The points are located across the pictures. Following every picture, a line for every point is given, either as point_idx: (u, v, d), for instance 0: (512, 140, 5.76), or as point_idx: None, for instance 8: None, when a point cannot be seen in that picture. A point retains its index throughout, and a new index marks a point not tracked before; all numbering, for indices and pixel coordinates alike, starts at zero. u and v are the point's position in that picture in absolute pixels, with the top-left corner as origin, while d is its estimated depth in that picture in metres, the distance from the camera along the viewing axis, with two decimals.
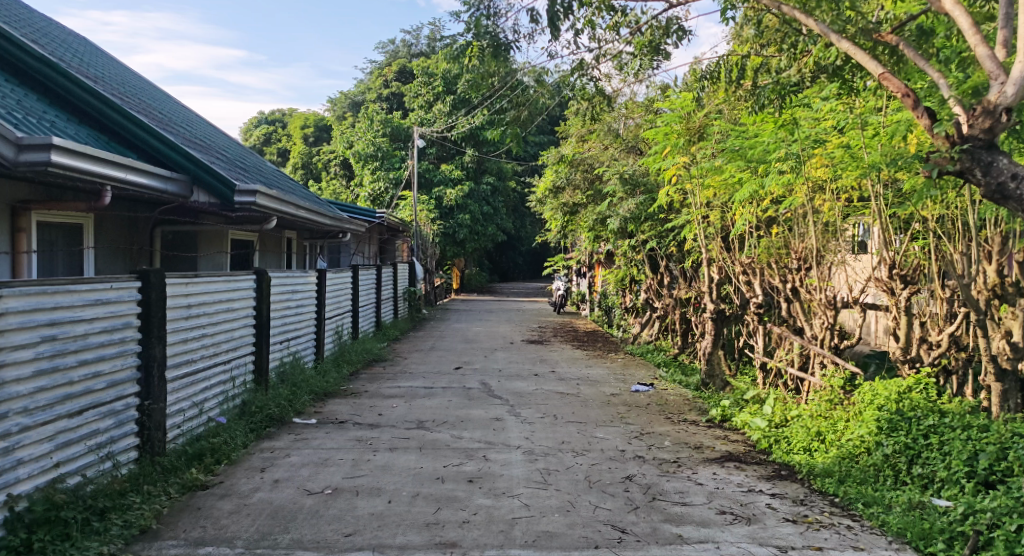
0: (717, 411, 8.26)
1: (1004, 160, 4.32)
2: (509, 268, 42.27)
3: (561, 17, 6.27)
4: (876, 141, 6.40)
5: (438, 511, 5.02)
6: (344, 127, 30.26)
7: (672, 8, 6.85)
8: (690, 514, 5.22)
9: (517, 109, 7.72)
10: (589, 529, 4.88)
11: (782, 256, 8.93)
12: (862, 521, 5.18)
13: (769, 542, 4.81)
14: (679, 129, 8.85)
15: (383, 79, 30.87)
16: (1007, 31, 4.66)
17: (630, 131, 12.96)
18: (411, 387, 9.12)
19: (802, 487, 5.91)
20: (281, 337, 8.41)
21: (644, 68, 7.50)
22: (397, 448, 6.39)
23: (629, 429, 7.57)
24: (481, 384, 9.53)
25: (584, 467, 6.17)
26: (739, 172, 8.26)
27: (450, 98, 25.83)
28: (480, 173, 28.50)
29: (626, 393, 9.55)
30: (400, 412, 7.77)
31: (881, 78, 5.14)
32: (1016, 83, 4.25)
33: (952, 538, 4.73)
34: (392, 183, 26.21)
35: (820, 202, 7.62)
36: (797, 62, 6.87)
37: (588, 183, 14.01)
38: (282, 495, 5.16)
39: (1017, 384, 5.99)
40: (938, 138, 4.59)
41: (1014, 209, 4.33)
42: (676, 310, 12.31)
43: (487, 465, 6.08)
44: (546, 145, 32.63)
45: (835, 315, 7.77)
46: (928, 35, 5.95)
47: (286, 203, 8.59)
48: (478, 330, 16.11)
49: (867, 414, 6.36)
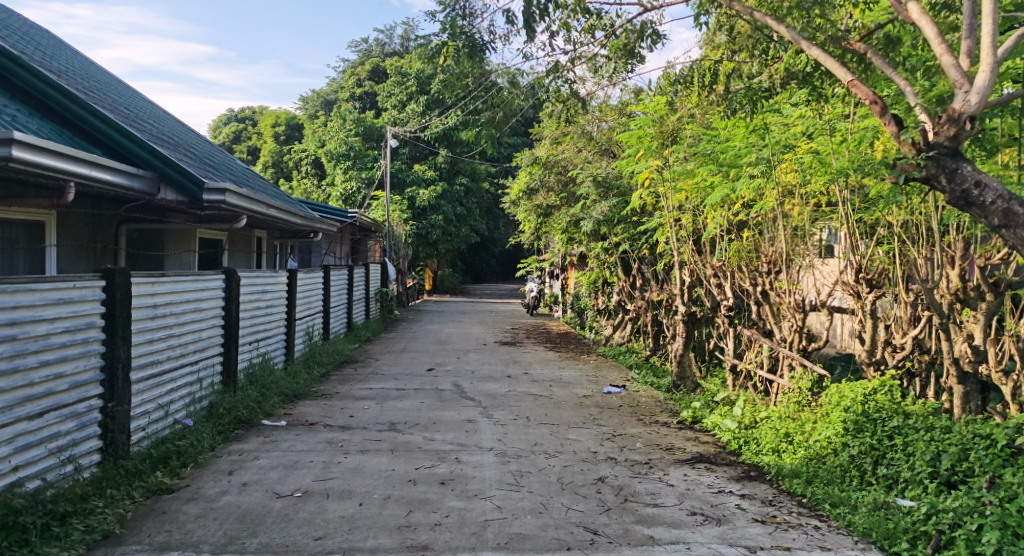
0: (688, 414, 8.34)
1: (968, 167, 4.42)
2: (482, 269, 42.29)
3: (538, 18, 6.29)
4: (844, 147, 6.48)
5: (410, 513, 5.00)
6: (315, 126, 30.01)
7: (646, 12, 6.88)
8: (662, 515, 5.26)
9: (492, 111, 7.60)
10: (562, 530, 4.89)
11: (752, 260, 9.06)
12: (829, 521, 5.26)
13: (738, 542, 4.86)
14: (652, 133, 8.93)
15: (356, 78, 30.71)
16: (971, 41, 4.75)
17: (603, 134, 13.04)
18: (383, 388, 9.07)
19: (770, 488, 5.97)
20: (251, 337, 8.33)
21: (618, 71, 7.54)
22: (368, 450, 6.35)
23: (601, 431, 7.61)
24: (454, 386, 9.52)
25: (557, 469, 6.19)
26: (711, 177, 8.27)
27: (423, 98, 25.79)
28: (453, 173, 28.43)
29: (599, 395, 9.62)
30: (372, 414, 7.73)
31: (850, 85, 5.25)
32: (979, 93, 4.34)
33: (916, 537, 4.82)
34: (365, 182, 26.06)
35: (789, 206, 7.73)
36: (769, 69, 7.01)
37: (563, 185, 14.08)
38: (250, 498, 5.11)
39: (977, 386, 6.11)
40: (904, 145, 4.64)
41: (976, 215, 4.43)
42: (648, 312, 12.43)
43: (460, 467, 6.07)
44: (520, 146, 32.66)
45: (804, 318, 7.94)
46: (895, 43, 6.03)
47: (256, 202, 8.50)
48: (452, 331, 16.06)
49: (834, 416, 6.49)
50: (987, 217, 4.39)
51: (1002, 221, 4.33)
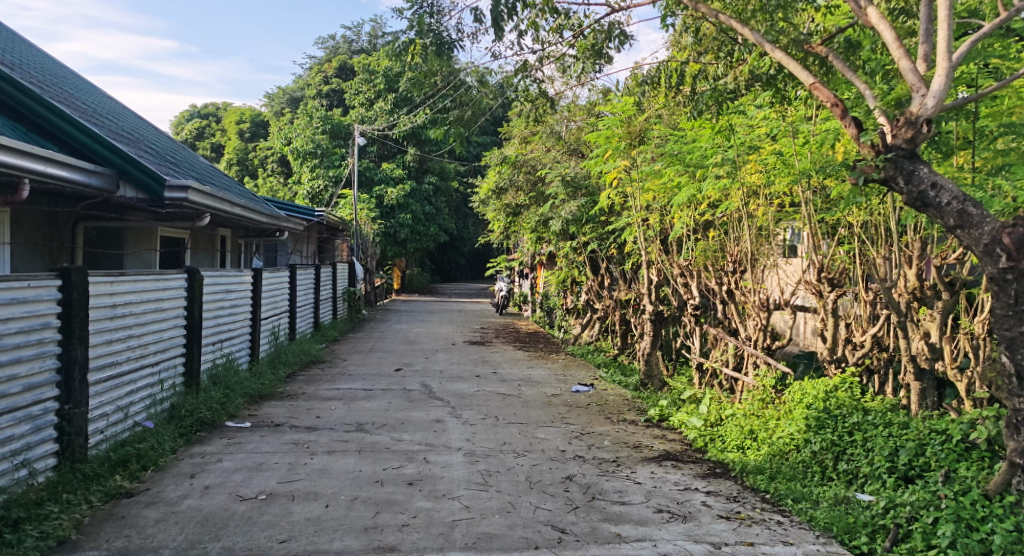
0: (655, 412, 8.41)
1: (925, 169, 4.51)
2: (451, 269, 42.21)
3: (506, 18, 6.29)
4: (806, 149, 6.60)
5: (377, 514, 4.99)
6: (281, 123, 29.67)
7: (614, 12, 6.93)
8: (628, 513, 5.30)
9: (460, 109, 7.64)
10: (530, 529, 4.91)
11: (717, 259, 9.19)
12: (792, 517, 5.35)
13: (704, 539, 4.92)
14: (620, 133, 9.00)
15: (324, 75, 30.44)
16: (927, 46, 4.85)
17: (572, 134, 13.09)
18: (350, 388, 9.02)
19: (735, 484, 6.06)
20: (215, 338, 8.23)
21: (586, 71, 7.58)
22: (335, 451, 6.32)
23: (569, 429, 7.64)
24: (422, 386, 9.48)
25: (525, 468, 6.21)
26: (677, 177, 8.34)
27: (392, 96, 25.66)
28: (421, 172, 28.33)
29: (567, 394, 9.66)
30: (339, 414, 7.67)
31: (812, 88, 5.36)
32: (936, 96, 4.46)
33: (874, 531, 4.93)
34: (332, 181, 25.85)
35: (754, 206, 7.86)
36: (733, 70, 7.21)
37: (531, 185, 14.01)
38: (213, 502, 5.05)
39: (933, 382, 6.27)
40: (864, 147, 4.78)
41: (933, 216, 4.49)
42: (616, 311, 12.51)
43: (428, 467, 6.06)
44: (489, 145, 32.64)
45: (768, 317, 8.10)
46: (855, 47, 6.18)
47: (220, 201, 8.39)
48: (420, 331, 16.00)
49: (797, 413, 6.63)
50: (943, 218, 4.42)
51: (957, 222, 4.38)
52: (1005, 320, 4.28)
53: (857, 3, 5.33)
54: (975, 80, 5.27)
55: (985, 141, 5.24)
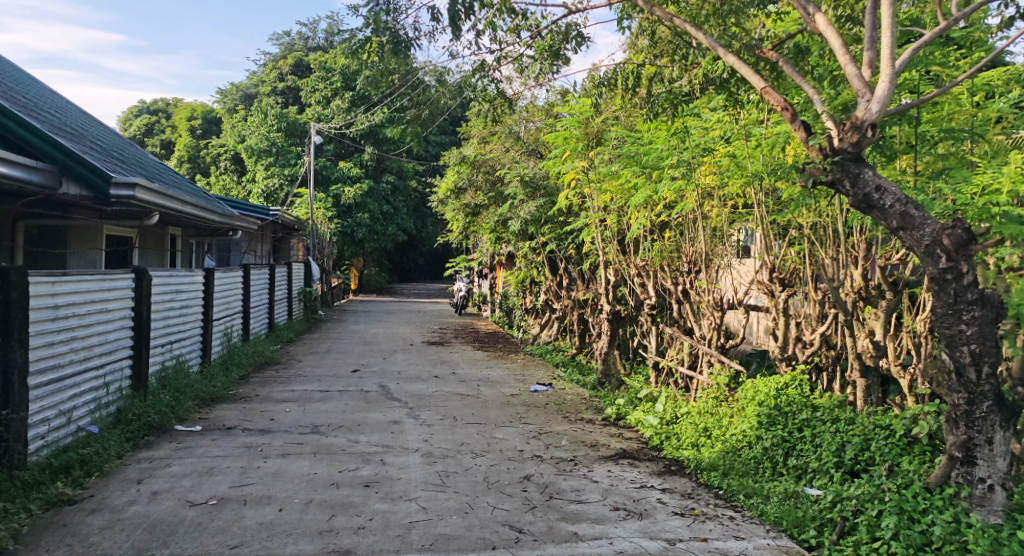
0: (612, 411, 8.50)
1: (870, 172, 4.63)
2: (410, 269, 42.00)
3: (463, 17, 6.30)
4: (758, 151, 6.75)
5: (332, 518, 4.95)
6: (235, 120, 29.17)
7: (571, 14, 6.98)
8: (585, 512, 5.35)
9: (417, 108, 7.66)
10: (487, 530, 4.93)
11: (673, 260, 9.35)
12: (744, 512, 5.46)
13: (659, 536, 4.99)
14: (577, 134, 9.06)
15: (278, 72, 30.04)
16: (871, 54, 4.99)
17: (530, 134, 13.15)
18: (306, 390, 8.92)
19: (690, 481, 6.15)
20: (164, 339, 8.07)
21: (544, 72, 7.60)
22: (290, 454, 6.25)
23: (527, 429, 7.67)
24: (380, 387, 9.42)
25: (483, 468, 6.22)
26: (634, 178, 8.42)
27: (349, 94, 25.43)
28: (379, 171, 28.12)
29: (525, 393, 9.69)
30: (294, 417, 7.59)
31: (763, 92, 5.47)
32: (880, 102, 4.59)
33: (822, 524, 5.06)
34: (288, 179, 25.49)
35: (708, 208, 8.00)
36: (688, 73, 7.13)
37: (490, 185, 14.03)
38: (161, 508, 4.96)
39: (878, 379, 6.45)
40: (813, 150, 4.84)
41: (877, 218, 4.62)
42: (575, 311, 12.62)
43: (384, 469, 6.03)
44: (448, 145, 32.56)
45: (722, 316, 8.29)
46: (804, 53, 6.39)
47: (170, 199, 8.22)
48: (377, 331, 15.91)
49: (749, 410, 6.79)
50: (886, 220, 4.56)
51: (899, 223, 4.51)
52: (945, 319, 4.41)
53: (806, 10, 5.46)
54: (918, 86, 5.43)
55: (927, 145, 5.42)
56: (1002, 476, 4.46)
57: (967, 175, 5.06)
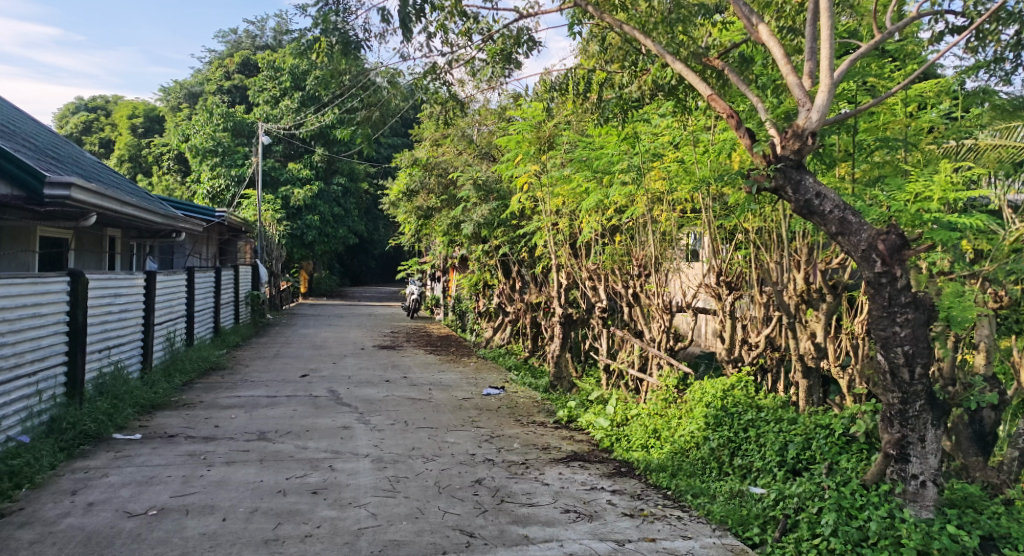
0: (564, 413, 8.55)
1: (810, 179, 4.76)
2: (361, 272, 41.61)
3: (414, 19, 6.28)
4: (706, 157, 6.83)
5: (278, 526, 4.88)
6: (178, 119, 28.52)
7: (523, 18, 7.00)
8: (536, 514, 5.38)
9: (368, 109, 7.56)
10: (438, 534, 4.92)
11: (624, 264, 9.43)
12: (691, 511, 5.55)
13: (608, 537, 5.04)
14: (529, 138, 9.11)
15: (224, 71, 29.50)
16: (812, 64, 5.12)
17: (483, 138, 13.25)
18: (253, 396, 8.77)
19: (639, 482, 6.23)
20: (101, 345, 7.85)
21: (497, 76, 7.61)
22: (234, 461, 6.13)
23: (479, 433, 7.67)
24: (330, 392, 9.33)
25: (434, 472, 6.20)
26: (586, 183, 8.49)
27: (299, 95, 25.11)
28: (330, 173, 27.80)
29: (477, 397, 9.68)
30: (240, 423, 7.45)
31: (709, 100, 5.60)
32: (819, 111, 4.74)
33: (765, 522, 5.17)
34: (235, 180, 25.07)
35: (658, 212, 8.11)
36: (638, 79, 7.20)
37: (443, 188, 13.82)
38: (97, 519, 4.82)
39: (819, 379, 6.65)
40: (758, 158, 4.96)
41: (818, 224, 4.76)
42: (528, 314, 12.68)
43: (333, 475, 5.97)
44: (400, 147, 32.40)
45: (671, 319, 8.44)
46: (749, 62, 6.48)
47: (110, 201, 7.94)
48: (327, 335, 15.72)
49: (696, 412, 6.93)
50: (826, 225, 4.70)
51: (838, 229, 4.65)
52: (881, 321, 4.55)
53: (749, 20, 5.60)
54: (855, 97, 5.58)
55: (863, 153, 5.61)
56: (933, 473, 4.66)
57: (900, 183, 5.21)
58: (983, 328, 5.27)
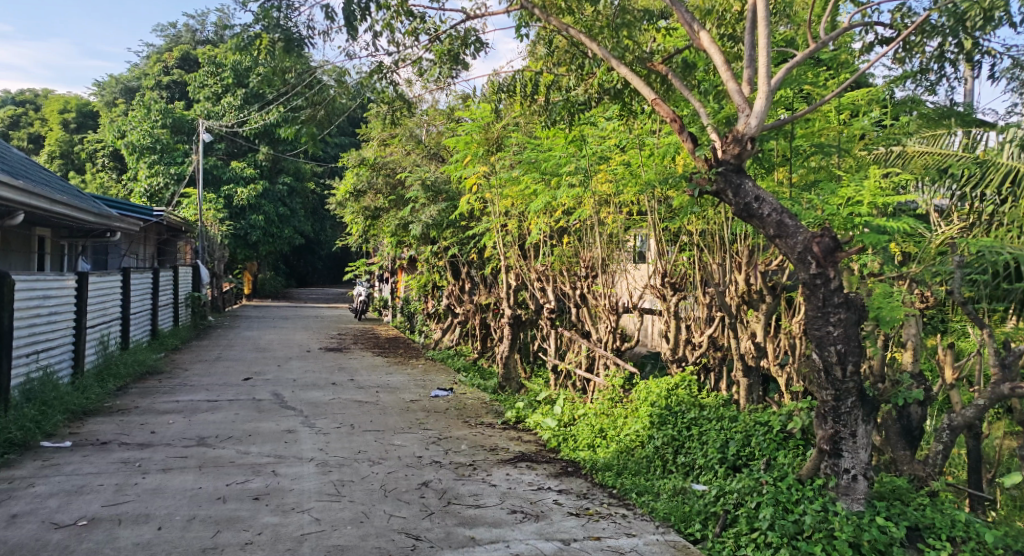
0: (512, 414, 8.57)
1: (750, 183, 4.87)
2: (308, 273, 41.03)
3: (359, 17, 6.21)
4: (651, 160, 6.93)
5: (217, 534, 4.77)
6: (114, 114, 27.68)
7: (470, 20, 6.94)
8: (483, 516, 5.38)
9: (313, 108, 7.41)
10: (383, 539, 4.88)
11: (572, 265, 9.53)
12: (635, 509, 5.63)
13: (554, 536, 5.07)
14: (478, 139, 9.12)
15: (163, 65, 28.76)
16: (751, 71, 5.31)
17: (431, 138, 13.19)
18: (192, 401, 8.57)
19: (585, 481, 6.29)
20: (29, 349, 7.57)
21: (444, 77, 7.55)
22: (171, 468, 5.98)
23: (426, 435, 7.64)
24: (273, 395, 9.17)
25: (380, 475, 6.15)
26: (534, 184, 8.52)
27: (242, 92, 24.64)
28: (275, 172, 27.33)
29: (425, 399, 9.64)
30: (177, 428, 7.27)
31: (653, 104, 5.68)
32: (757, 117, 4.84)
33: (706, 518, 5.28)
34: (173, 178, 24.57)
35: (605, 214, 8.20)
36: (584, 82, 7.38)
37: (391, 188, 13.68)
38: (22, 532, 4.65)
39: (758, 378, 6.84)
40: (698, 161, 5.16)
41: (757, 227, 4.86)
42: (477, 315, 12.67)
43: (275, 480, 5.87)
44: (347, 146, 32.06)
45: (617, 319, 8.54)
46: (692, 68, 6.67)
47: (34, 196, 7.60)
48: (271, 337, 15.43)
49: (642, 411, 7.05)
50: (764, 228, 4.80)
51: (775, 231, 4.76)
52: (815, 321, 4.68)
53: (691, 25, 5.68)
54: (792, 104, 5.73)
55: (799, 158, 5.77)
56: (864, 466, 4.76)
57: (834, 188, 5.42)
58: (911, 328, 5.46)
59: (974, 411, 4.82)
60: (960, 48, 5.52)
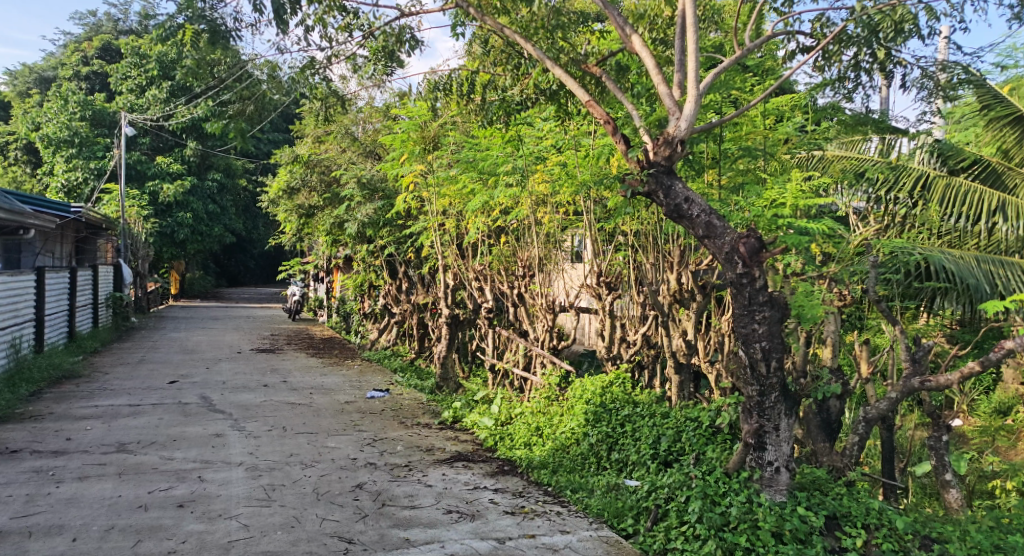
0: (449, 414, 8.54)
1: (680, 185, 4.95)
2: (240, 272, 40.07)
3: (289, 10, 6.08)
4: (587, 161, 7.00)
5: (137, 544, 4.62)
6: (27, 105, 26.44)
7: (405, 17, 6.82)
8: (418, 516, 5.34)
9: (242, 103, 7.17)
10: (314, 543, 4.79)
11: (510, 264, 9.62)
12: (569, 506, 5.68)
13: (489, 535, 5.07)
14: (414, 137, 8.99)
15: (82, 55, 27.61)
16: (681, 75, 5.40)
17: (368, 135, 13.02)
18: (112, 406, 8.26)
19: (522, 480, 6.32)
20: None
21: (378, 74, 7.42)
22: (89, 477, 5.76)
23: (361, 436, 7.55)
24: (200, 398, 8.91)
25: (312, 479, 6.04)
26: (472, 184, 8.49)
27: (168, 84, 23.87)
28: (204, 168, 26.59)
29: (361, 400, 9.52)
30: (96, 435, 7.00)
31: (587, 105, 5.73)
32: (687, 120, 4.94)
33: (639, 513, 5.36)
34: (93, 173, 23.63)
35: (542, 214, 8.24)
36: (521, 82, 7.35)
37: (325, 186, 13.42)
38: None
39: (690, 375, 6.98)
40: (631, 162, 5.12)
41: (687, 228, 4.94)
42: (415, 315, 12.58)
43: (202, 486, 5.71)
44: (281, 142, 31.43)
45: (554, 318, 8.61)
46: (625, 70, 6.74)
47: None
48: (199, 339, 15.00)
49: (577, 408, 7.12)
50: (693, 229, 4.90)
51: (704, 232, 4.86)
52: (741, 319, 4.81)
53: (624, 29, 5.78)
54: (721, 108, 5.88)
55: (728, 162, 5.89)
56: (786, 459, 4.92)
57: (757, 191, 5.59)
58: (829, 325, 5.65)
59: (887, 404, 4.95)
60: (874, 57, 5.78)
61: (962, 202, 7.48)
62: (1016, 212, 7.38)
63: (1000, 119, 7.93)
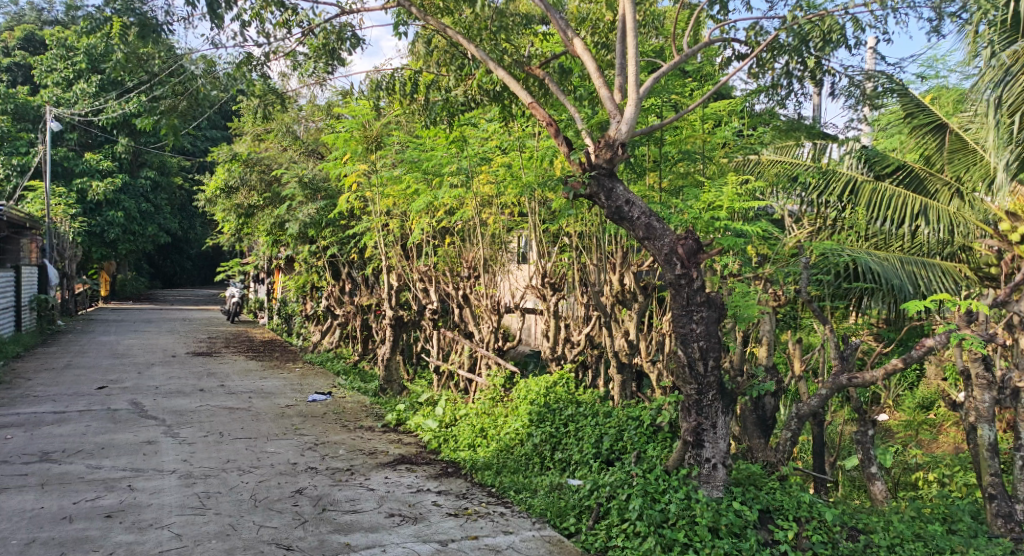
0: (393, 416, 8.46)
1: (621, 187, 4.95)
2: (175, 273, 38.98)
3: (223, 5, 5.93)
4: (531, 163, 7.06)
5: None
6: None
7: (345, 14, 6.71)
8: (359, 521, 5.27)
9: (174, 99, 6.97)
10: (251, 551, 4.69)
11: (455, 265, 9.62)
12: (513, 506, 5.69)
13: (432, 538, 5.03)
14: (357, 136, 8.85)
15: (3, 46, 26.45)
16: (622, 79, 5.42)
17: (309, 134, 12.66)
18: (36, 413, 7.94)
19: (465, 481, 6.30)
20: None
21: (318, 72, 7.27)
22: (10, 488, 5.52)
23: (302, 440, 7.42)
24: (131, 404, 8.62)
25: (250, 485, 5.91)
26: (416, 184, 8.38)
27: (97, 78, 23.04)
28: (137, 165, 25.77)
29: (302, 404, 9.36)
30: (18, 444, 6.71)
31: (530, 107, 5.73)
32: (628, 122, 4.95)
33: (581, 511, 5.40)
34: (16, 169, 22.64)
35: (487, 215, 8.23)
36: (464, 83, 7.06)
37: (265, 185, 13.14)
38: None
39: (632, 374, 7.10)
40: (574, 165, 5.10)
41: (628, 230, 4.98)
42: (358, 317, 12.45)
43: (132, 495, 5.53)
44: (219, 140, 30.69)
45: (499, 319, 8.60)
46: (568, 73, 6.80)
47: None
48: (131, 343, 14.53)
49: (522, 409, 7.15)
50: (634, 230, 4.93)
51: (644, 234, 4.90)
52: (680, 319, 4.88)
53: (565, 32, 5.82)
54: (662, 111, 5.96)
55: (669, 164, 6.08)
56: (723, 455, 5.01)
57: (696, 194, 5.65)
58: (765, 324, 5.80)
59: (817, 401, 5.08)
60: (804, 66, 5.96)
61: (887, 206, 7.68)
62: (937, 216, 7.60)
63: (922, 127, 8.20)
